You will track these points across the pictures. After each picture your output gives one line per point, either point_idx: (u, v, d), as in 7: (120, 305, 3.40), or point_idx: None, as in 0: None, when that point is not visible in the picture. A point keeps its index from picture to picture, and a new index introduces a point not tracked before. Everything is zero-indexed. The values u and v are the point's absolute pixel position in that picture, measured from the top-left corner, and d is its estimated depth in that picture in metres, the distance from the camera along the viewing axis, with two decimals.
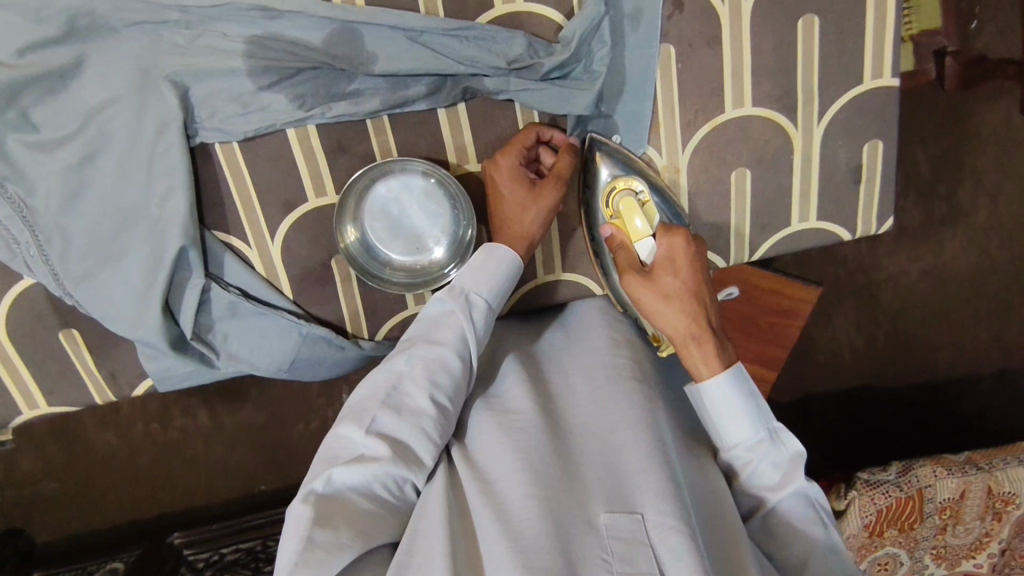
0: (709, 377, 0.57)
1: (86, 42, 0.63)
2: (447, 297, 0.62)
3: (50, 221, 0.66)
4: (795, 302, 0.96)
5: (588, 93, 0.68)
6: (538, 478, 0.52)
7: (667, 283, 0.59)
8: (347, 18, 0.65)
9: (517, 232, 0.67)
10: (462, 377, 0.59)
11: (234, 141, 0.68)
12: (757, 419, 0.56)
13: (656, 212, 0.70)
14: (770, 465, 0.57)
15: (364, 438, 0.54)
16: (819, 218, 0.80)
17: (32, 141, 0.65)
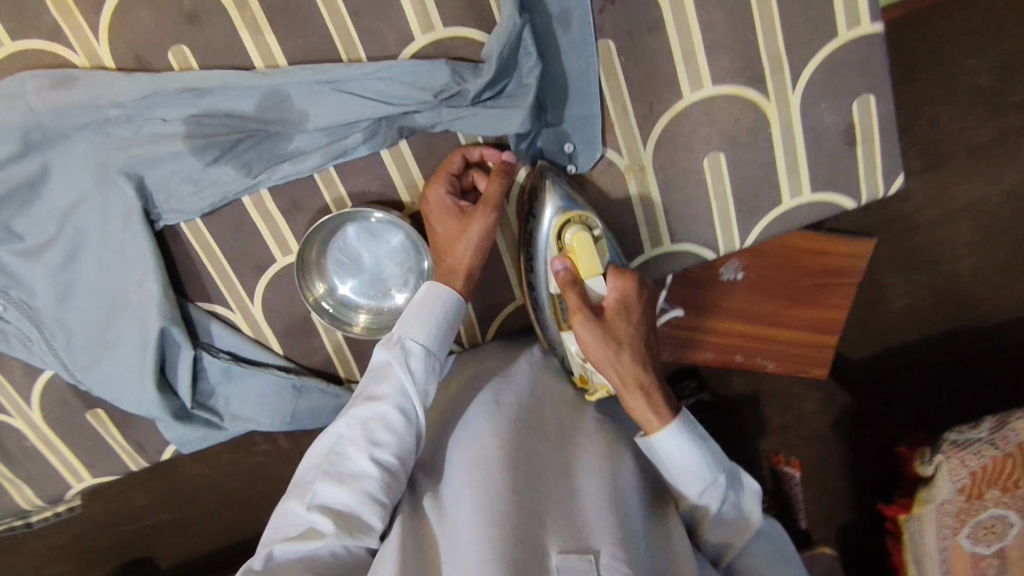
0: (662, 429, 0.57)
1: (43, 152, 0.66)
2: (384, 347, 0.61)
3: (51, 319, 0.72)
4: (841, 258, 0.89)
5: (523, 108, 0.65)
6: (494, 515, 0.51)
7: (620, 331, 0.59)
8: (271, 82, 0.64)
9: (446, 266, 0.66)
10: (406, 429, 0.59)
11: (195, 218, 0.70)
12: (714, 466, 0.58)
13: (607, 251, 0.65)
14: (730, 506, 0.59)
15: (307, 512, 0.55)
16: (814, 190, 0.73)
17: (20, 249, 0.70)
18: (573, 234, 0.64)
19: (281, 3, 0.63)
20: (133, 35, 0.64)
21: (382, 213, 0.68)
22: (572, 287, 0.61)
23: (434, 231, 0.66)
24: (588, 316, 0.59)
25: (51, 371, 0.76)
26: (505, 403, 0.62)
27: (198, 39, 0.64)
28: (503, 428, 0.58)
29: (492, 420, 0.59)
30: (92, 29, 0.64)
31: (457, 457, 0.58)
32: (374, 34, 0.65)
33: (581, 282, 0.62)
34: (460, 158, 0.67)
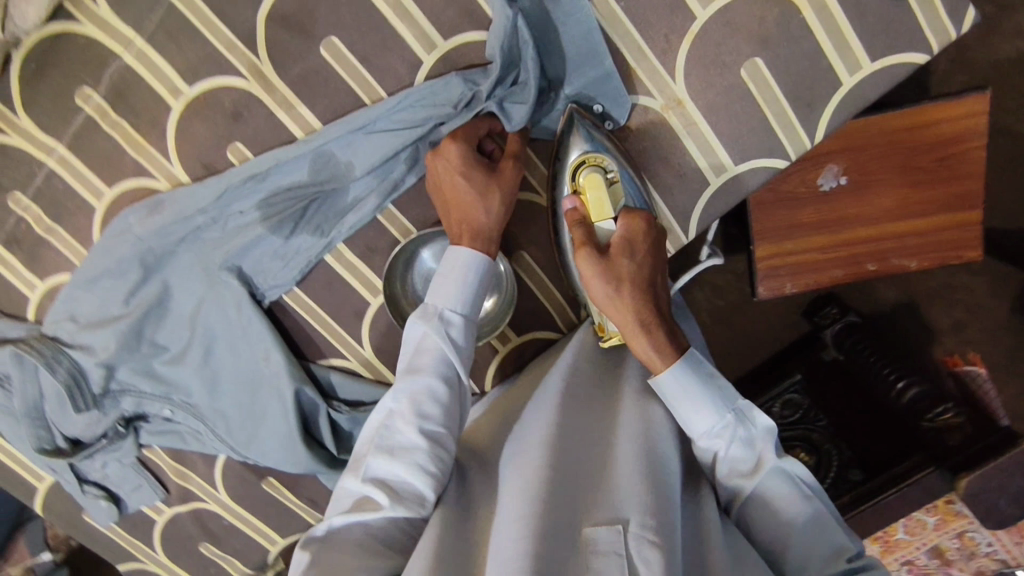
0: (665, 370, 0.60)
1: (160, 271, 0.76)
2: (420, 320, 0.64)
3: (208, 410, 0.82)
4: (953, 124, 0.92)
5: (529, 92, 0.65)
6: (527, 491, 0.53)
7: (623, 268, 0.61)
8: (315, 146, 0.70)
9: (459, 222, 0.66)
10: (448, 400, 0.61)
11: (293, 286, 0.78)
12: (722, 402, 0.59)
13: (623, 195, 0.66)
14: (742, 446, 0.59)
15: (363, 486, 0.57)
16: (873, 59, 0.67)
17: (168, 358, 0.80)
18: (586, 175, 0.66)
19: (301, 74, 0.69)
20: (195, 148, 0.73)
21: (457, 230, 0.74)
22: (579, 226, 0.64)
23: (445, 181, 0.66)
24: (591, 254, 0.61)
25: (224, 455, 0.87)
26: (550, 389, 0.65)
27: (246, 132, 0.72)
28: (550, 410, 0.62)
29: (539, 409, 0.63)
30: (163, 154, 0.73)
31: (508, 449, 0.61)
32: (387, 71, 0.69)
33: (591, 224, 0.65)
34: (488, 125, 0.69)
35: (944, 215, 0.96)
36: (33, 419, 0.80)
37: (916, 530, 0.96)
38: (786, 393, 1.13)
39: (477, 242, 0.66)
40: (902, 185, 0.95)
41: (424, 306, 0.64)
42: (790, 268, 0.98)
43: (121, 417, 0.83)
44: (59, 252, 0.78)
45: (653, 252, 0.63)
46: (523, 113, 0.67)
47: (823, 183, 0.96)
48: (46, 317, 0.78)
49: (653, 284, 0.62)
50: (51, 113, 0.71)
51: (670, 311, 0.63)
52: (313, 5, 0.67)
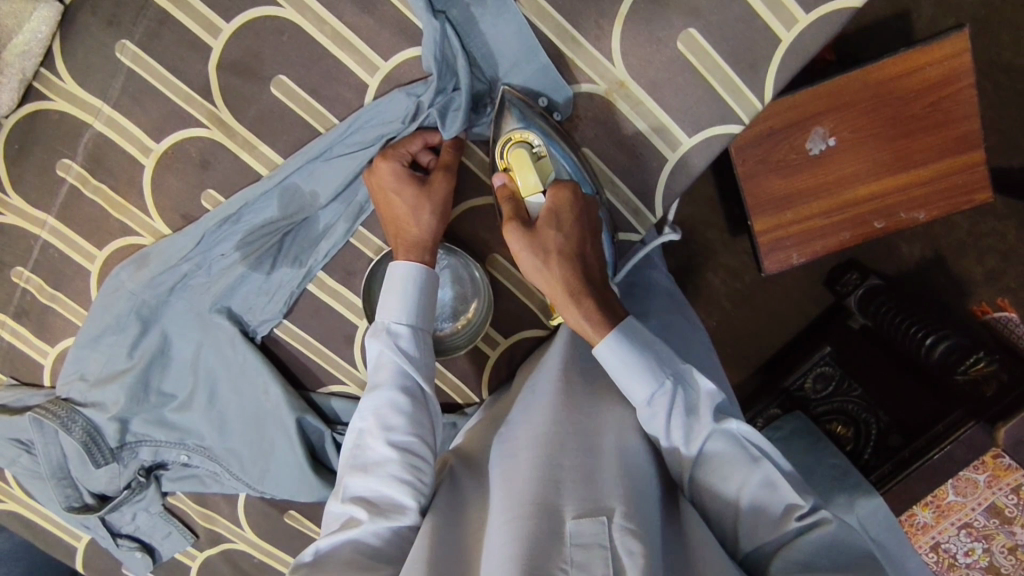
0: (601, 340, 0.62)
1: (157, 322, 0.79)
2: (372, 338, 0.66)
3: (221, 451, 0.84)
4: (939, 66, 0.89)
5: (466, 94, 0.68)
6: (516, 496, 0.55)
7: (549, 239, 0.63)
8: (279, 181, 0.73)
9: (397, 236, 0.69)
10: (412, 408, 0.64)
11: (282, 319, 0.80)
12: (657, 368, 0.60)
13: (552, 168, 0.68)
14: (682, 409, 0.59)
15: (344, 506, 0.60)
16: (809, 10, 0.66)
17: (176, 405, 0.83)
18: (513, 151, 0.67)
19: (256, 115, 0.73)
20: (172, 201, 0.76)
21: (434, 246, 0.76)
22: (508, 202, 0.66)
23: (382, 193, 0.69)
24: (518, 228, 0.64)
25: (244, 493, 0.89)
26: (537, 396, 0.67)
27: (216, 178, 0.75)
28: (539, 414, 0.64)
29: (528, 415, 0.65)
30: (144, 211, 0.77)
31: (495, 456, 0.63)
32: (336, 100, 0.72)
33: (521, 200, 0.66)
34: (421, 140, 0.71)
35: (947, 161, 0.93)
36: (60, 479, 0.84)
37: (966, 490, 0.87)
38: (818, 365, 1.10)
39: (412, 252, 0.69)
40: (897, 137, 0.92)
41: (374, 324, 0.67)
42: (795, 238, 0.97)
43: (141, 467, 0.86)
44: (63, 318, 0.82)
45: (580, 220, 0.65)
46: (460, 116, 0.69)
47: (813, 147, 0.94)
48: (60, 380, 0.82)
49: (579, 253, 0.64)
50: (38, 187, 0.76)
51: (602, 279, 0.66)
52: (257, 48, 0.70)
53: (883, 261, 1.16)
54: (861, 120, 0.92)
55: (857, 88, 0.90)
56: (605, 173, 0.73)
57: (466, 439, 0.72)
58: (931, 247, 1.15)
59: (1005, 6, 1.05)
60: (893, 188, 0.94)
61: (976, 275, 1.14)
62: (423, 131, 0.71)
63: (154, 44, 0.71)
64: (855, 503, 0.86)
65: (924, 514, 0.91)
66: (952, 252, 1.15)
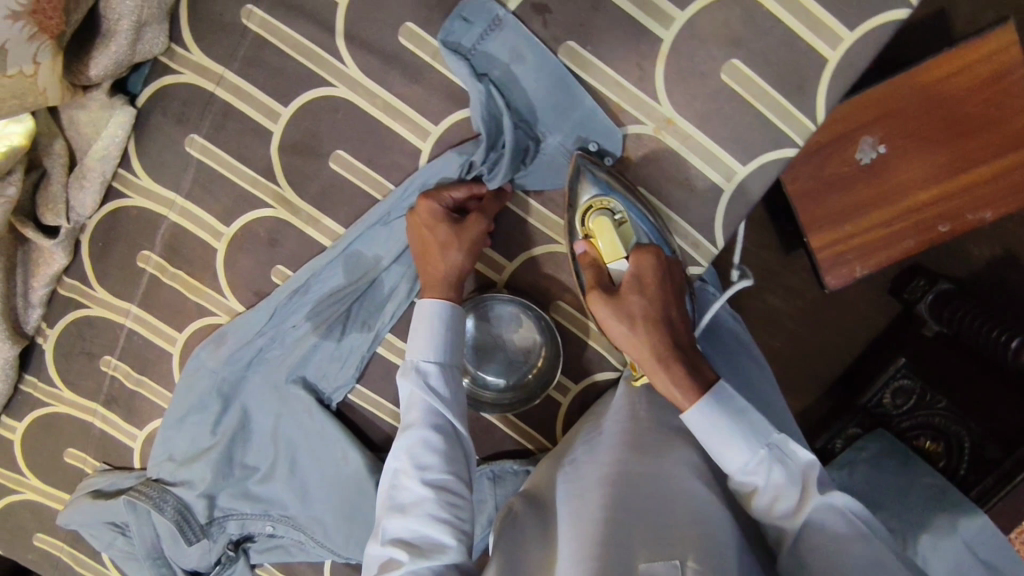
0: (691, 405, 0.61)
1: (236, 398, 0.82)
2: (402, 378, 0.66)
3: (306, 519, 0.85)
4: (989, 62, 0.86)
5: (512, 149, 0.69)
6: (585, 532, 0.54)
7: (635, 306, 0.64)
8: (342, 250, 0.76)
9: (425, 274, 0.69)
10: (445, 445, 0.63)
11: (355, 383, 0.82)
12: (753, 436, 0.58)
13: (633, 233, 0.69)
14: (783, 478, 0.57)
15: (383, 549, 0.59)
16: (852, 27, 0.66)
17: (260, 477, 0.85)
18: (595, 218, 0.69)
19: (317, 190, 0.76)
20: (243, 279, 0.79)
21: (490, 300, 0.76)
22: (590, 268, 0.68)
23: (418, 228, 0.69)
24: (603, 298, 0.65)
25: (329, 560, 0.89)
26: (605, 437, 0.67)
27: (284, 254, 0.78)
28: (607, 459, 0.63)
29: (595, 459, 0.65)
30: (219, 292, 0.80)
31: (563, 494, 0.63)
32: (392, 166, 0.74)
33: (603, 266, 0.68)
34: (467, 189, 0.71)
35: (1013, 156, 0.89)
36: (154, 558, 0.86)
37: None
38: (895, 380, 1.00)
39: (440, 291, 0.69)
40: (954, 139, 0.89)
41: (403, 364, 0.67)
42: (857, 252, 0.94)
43: (230, 541, 0.88)
44: (149, 401, 0.85)
45: (664, 286, 0.65)
46: (507, 164, 0.69)
47: (865, 156, 0.91)
48: (150, 461, 0.85)
49: (665, 316, 0.64)
50: (120, 280, 0.81)
51: (690, 342, 0.64)
52: (315, 126, 0.74)
53: (954, 266, 1.11)
54: (913, 125, 0.89)
55: (904, 93, 0.88)
56: (662, 210, 0.73)
57: (532, 481, 0.71)
58: (1004, 245, 1.09)
59: None
60: (956, 190, 0.90)
61: None
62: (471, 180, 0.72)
63: (220, 135, 0.75)
64: (960, 523, 0.81)
65: None
66: None
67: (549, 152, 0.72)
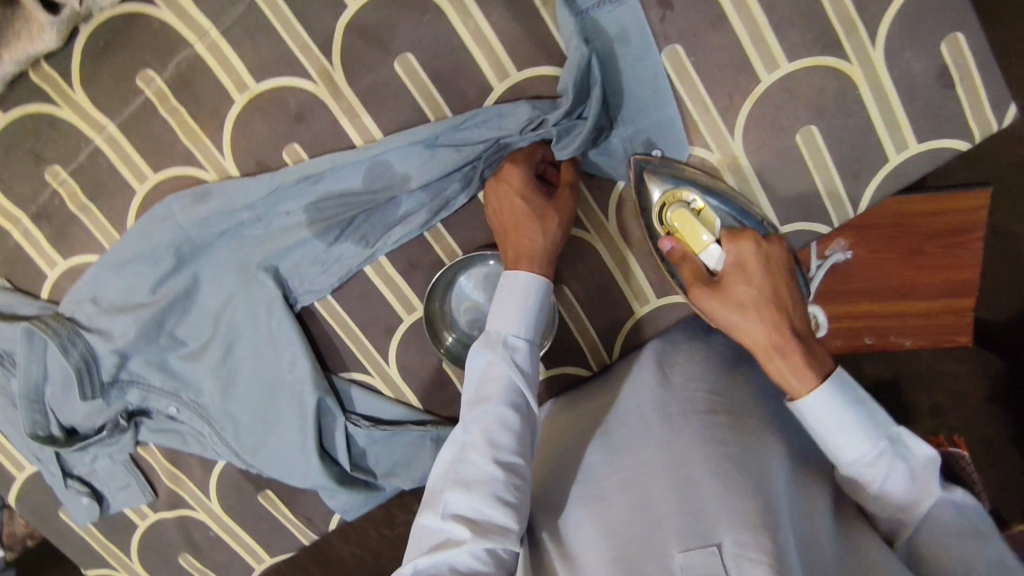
0: (810, 393, 0.58)
1: (192, 263, 0.75)
2: (484, 347, 0.63)
3: (220, 412, 0.78)
4: (962, 216, 0.92)
5: (588, 124, 0.67)
6: (615, 537, 0.53)
7: (741, 293, 0.61)
8: (372, 155, 0.71)
9: (517, 248, 0.66)
10: (519, 425, 0.60)
11: (327, 294, 0.77)
12: (875, 429, 0.56)
13: (714, 219, 0.68)
14: (901, 472, 0.56)
15: (443, 523, 0.56)
16: (920, 140, 0.70)
17: (184, 353, 0.77)
18: (675, 211, 0.68)
19: (371, 86, 0.70)
20: (252, 144, 0.72)
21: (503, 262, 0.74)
22: (682, 263, 0.66)
23: (506, 210, 0.68)
24: (704, 288, 0.63)
25: (225, 461, 0.83)
26: (613, 429, 0.65)
27: (307, 135, 0.72)
28: (627, 457, 0.60)
29: (613, 451, 0.62)
30: (218, 147, 0.72)
31: (577, 488, 0.61)
32: (457, 93, 0.70)
33: (694, 257, 0.66)
34: (542, 152, 0.70)
35: (942, 300, 0.98)
36: (31, 401, 0.76)
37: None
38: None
39: (535, 266, 0.66)
40: (907, 268, 0.95)
41: (487, 335, 0.64)
42: None
43: (124, 410, 0.79)
44: (89, 232, 0.75)
45: (768, 268, 0.62)
46: (582, 138, 0.67)
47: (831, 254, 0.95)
48: (66, 298, 0.75)
49: (777, 299, 0.60)
50: (111, 91, 0.71)
51: (806, 329, 0.60)
52: (394, 19, 0.68)
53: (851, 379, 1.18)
54: (882, 245, 0.94)
55: (886, 215, 0.92)
56: None
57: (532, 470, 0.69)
58: (891, 370, 1.18)
59: None
60: (887, 310, 0.99)
61: (925, 405, 1.18)
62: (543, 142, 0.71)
63: None
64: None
65: None
66: (910, 382, 1.17)
67: (615, 142, 0.72)
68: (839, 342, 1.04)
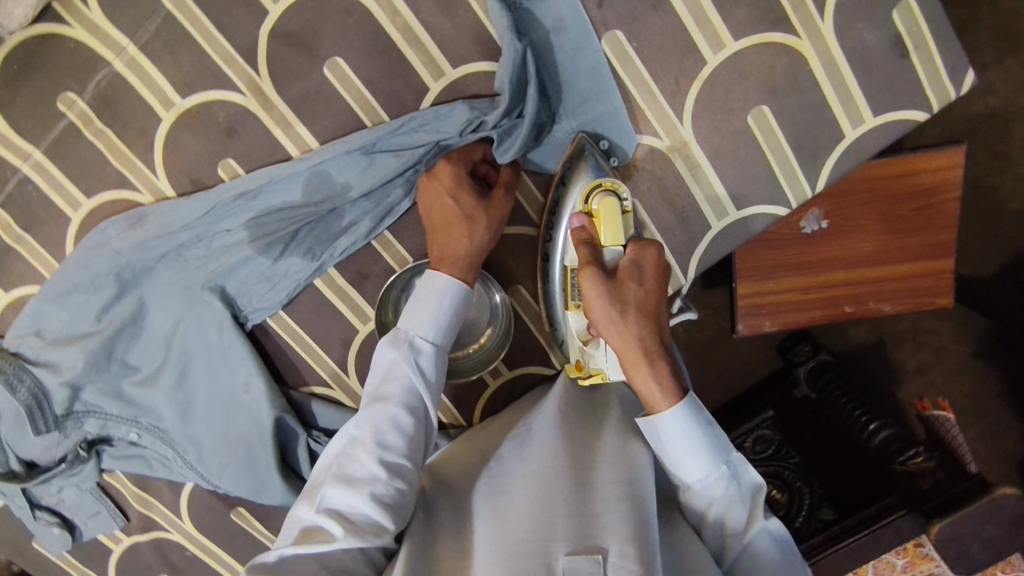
0: (667, 410, 0.56)
1: (136, 288, 0.72)
2: (391, 346, 0.62)
3: (180, 435, 0.77)
4: (931, 175, 0.90)
5: (527, 124, 0.66)
6: (508, 539, 0.54)
7: (630, 289, 0.59)
8: (309, 166, 0.68)
9: (443, 248, 0.66)
10: (413, 429, 0.61)
11: (278, 310, 0.75)
12: (719, 453, 0.56)
13: (633, 227, 0.65)
14: (734, 497, 0.57)
15: (316, 517, 0.56)
16: (876, 113, 0.67)
17: (138, 379, 0.76)
18: (603, 198, 0.64)
19: (301, 94, 0.67)
20: (184, 163, 0.69)
21: None
22: (585, 245, 0.63)
23: (438, 211, 0.66)
24: (598, 273, 0.60)
25: (192, 482, 0.82)
26: (532, 428, 0.66)
27: (240, 149, 0.69)
28: (535, 454, 0.62)
29: (524, 453, 0.63)
30: (150, 167, 0.69)
31: (481, 488, 0.62)
32: (392, 95, 0.67)
33: (599, 247, 0.63)
34: (482, 152, 0.68)
35: (918, 264, 0.93)
36: None
37: (884, 571, 0.89)
38: (759, 427, 1.07)
39: (458, 269, 0.65)
40: (882, 234, 0.91)
41: (395, 333, 0.64)
42: (771, 307, 0.94)
43: (84, 440, 0.78)
44: (27, 264, 0.73)
45: (661, 285, 0.61)
46: (522, 138, 0.66)
47: (805, 227, 0.91)
48: (10, 331, 0.73)
49: (656, 316, 0.59)
50: (31, 117, 0.68)
51: (671, 350, 0.60)
52: (319, 23, 0.65)
53: (835, 349, 1.18)
54: (854, 211, 0.90)
55: (858, 180, 0.89)
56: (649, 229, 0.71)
57: (444, 458, 0.71)
58: (875, 332, 1.18)
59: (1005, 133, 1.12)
60: (870, 278, 0.93)
61: (911, 364, 1.18)
62: (486, 141, 0.69)
63: None
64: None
65: None
66: (893, 342, 1.18)
67: (560, 136, 0.69)
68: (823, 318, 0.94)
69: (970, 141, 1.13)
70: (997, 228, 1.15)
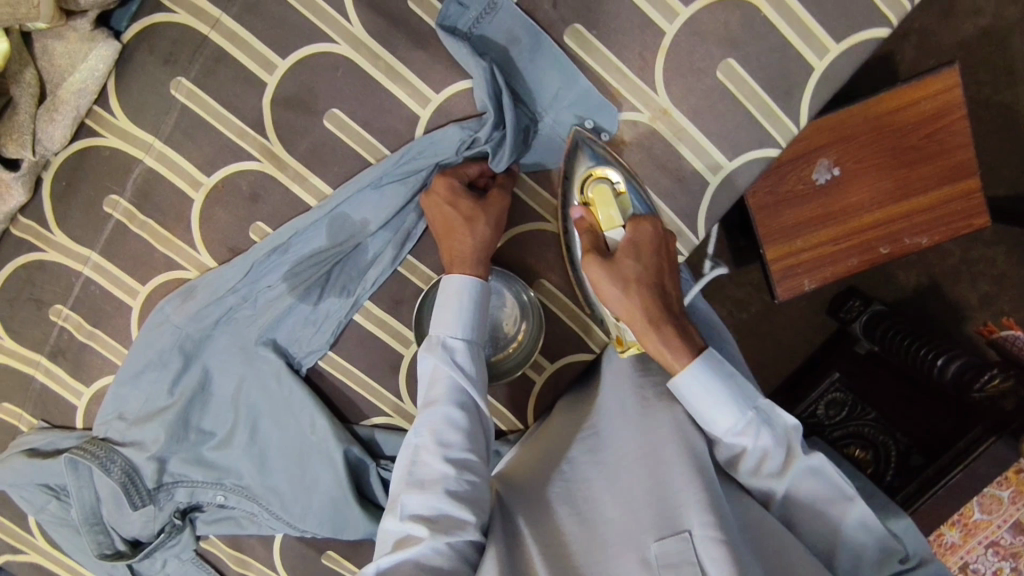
0: (681, 368, 0.63)
1: (199, 357, 0.78)
2: (428, 352, 0.67)
3: (261, 488, 0.81)
4: (934, 100, 0.89)
5: (512, 130, 0.71)
6: (603, 535, 0.56)
7: (627, 267, 0.66)
8: (329, 210, 0.74)
9: (451, 253, 0.71)
10: (467, 422, 0.64)
11: (327, 351, 0.80)
12: (742, 400, 0.60)
13: (630, 205, 0.72)
14: (768, 445, 0.60)
15: (401, 524, 0.59)
16: (839, 39, 0.70)
17: (215, 443, 0.81)
18: (596, 186, 0.71)
19: (309, 148, 0.74)
20: (220, 234, 0.77)
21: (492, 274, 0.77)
22: (587, 233, 0.70)
23: (439, 219, 0.72)
24: (597, 258, 0.67)
25: (280, 534, 0.86)
26: (601, 432, 0.67)
27: (266, 211, 0.76)
28: (612, 459, 0.63)
29: (597, 456, 0.65)
30: (190, 245, 0.77)
31: (557, 490, 0.62)
32: (388, 131, 0.74)
33: (600, 233, 0.70)
34: (478, 167, 0.74)
35: (943, 189, 0.91)
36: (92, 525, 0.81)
37: (991, 507, 0.87)
38: (829, 391, 1.03)
39: (467, 268, 0.70)
40: (898, 167, 0.90)
41: (428, 339, 0.68)
42: (806, 265, 0.93)
43: (176, 510, 0.83)
44: (100, 355, 0.80)
45: (658, 254, 0.68)
46: (511, 143, 0.71)
47: (818, 178, 0.92)
48: (97, 420, 0.80)
49: (658, 284, 0.66)
50: (84, 224, 0.77)
51: (681, 310, 0.67)
52: (312, 83, 0.73)
53: (889, 296, 1.17)
54: (863, 150, 0.90)
55: (858, 121, 0.89)
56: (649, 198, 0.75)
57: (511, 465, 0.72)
58: (925, 273, 1.16)
59: (995, 41, 1.11)
60: (897, 215, 0.92)
61: (967, 294, 1.16)
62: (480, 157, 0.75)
63: (211, 81, 0.72)
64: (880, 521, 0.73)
65: (977, 559, 0.89)
66: (944, 278, 1.16)
67: (548, 131, 0.75)
68: (858, 263, 0.94)
69: (966, 58, 1.12)
70: (1012, 136, 1.13)
